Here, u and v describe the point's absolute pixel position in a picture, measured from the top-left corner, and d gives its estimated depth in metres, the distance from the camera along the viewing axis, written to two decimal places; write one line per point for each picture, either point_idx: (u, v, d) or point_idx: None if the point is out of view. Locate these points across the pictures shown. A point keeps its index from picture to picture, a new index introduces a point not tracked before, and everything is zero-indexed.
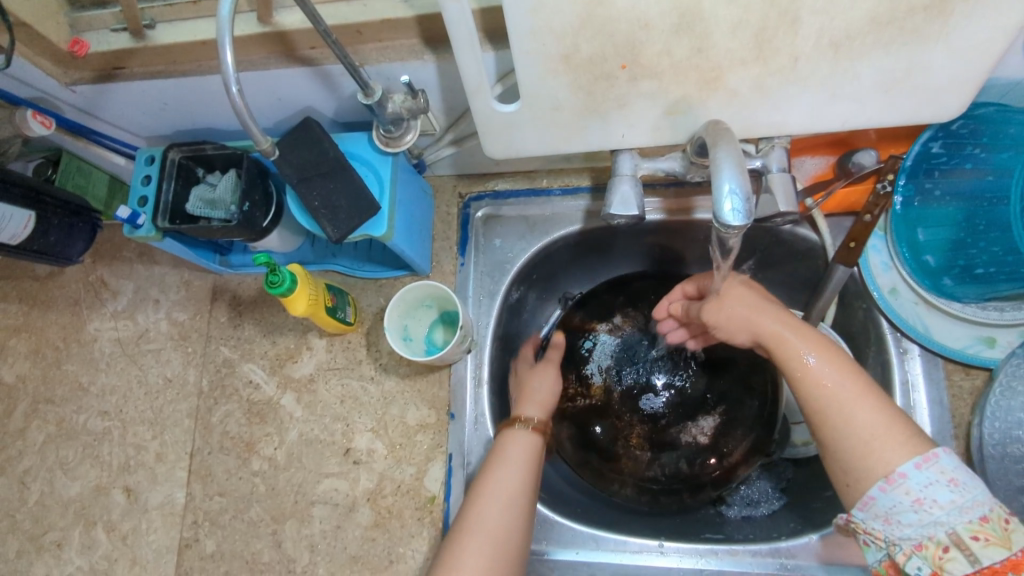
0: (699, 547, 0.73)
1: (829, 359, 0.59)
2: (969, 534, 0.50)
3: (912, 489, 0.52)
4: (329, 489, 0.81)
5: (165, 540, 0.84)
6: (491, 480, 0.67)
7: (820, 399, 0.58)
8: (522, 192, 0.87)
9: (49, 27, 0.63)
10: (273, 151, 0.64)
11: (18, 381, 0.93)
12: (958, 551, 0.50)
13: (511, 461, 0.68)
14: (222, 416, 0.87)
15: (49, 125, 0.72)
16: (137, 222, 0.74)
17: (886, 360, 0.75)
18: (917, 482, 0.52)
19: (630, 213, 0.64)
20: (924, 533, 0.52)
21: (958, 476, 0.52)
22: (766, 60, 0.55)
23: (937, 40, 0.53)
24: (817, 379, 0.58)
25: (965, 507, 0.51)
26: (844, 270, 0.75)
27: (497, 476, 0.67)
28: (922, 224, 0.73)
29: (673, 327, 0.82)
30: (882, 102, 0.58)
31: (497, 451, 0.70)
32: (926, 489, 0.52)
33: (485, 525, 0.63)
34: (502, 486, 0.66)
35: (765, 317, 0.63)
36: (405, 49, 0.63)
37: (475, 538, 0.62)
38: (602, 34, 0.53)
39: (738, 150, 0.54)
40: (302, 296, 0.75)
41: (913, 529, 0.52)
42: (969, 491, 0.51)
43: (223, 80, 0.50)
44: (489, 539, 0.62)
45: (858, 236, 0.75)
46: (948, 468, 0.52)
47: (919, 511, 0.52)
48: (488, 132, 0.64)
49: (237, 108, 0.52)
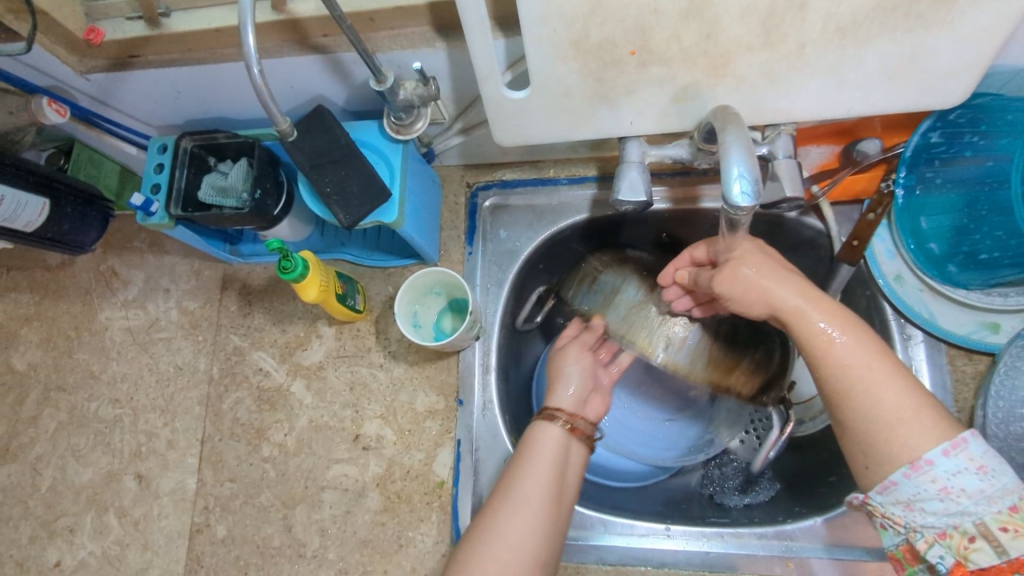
0: (705, 530, 0.74)
1: (855, 337, 0.56)
2: (998, 525, 0.50)
3: (938, 477, 0.51)
4: (339, 475, 0.82)
5: (177, 525, 0.85)
6: (512, 483, 0.64)
7: (844, 379, 0.55)
8: (529, 181, 0.88)
9: (66, 15, 0.64)
10: (291, 131, 0.66)
11: (29, 369, 0.94)
12: (983, 541, 0.51)
13: (534, 461, 0.65)
14: (233, 403, 0.88)
15: (64, 113, 0.73)
16: (150, 209, 0.75)
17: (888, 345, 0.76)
18: (945, 470, 0.51)
19: (638, 199, 0.66)
20: (949, 521, 0.52)
21: (986, 463, 0.51)
22: (773, 46, 0.56)
23: (942, 26, 0.54)
24: (841, 360, 0.56)
25: (993, 497, 0.51)
26: (848, 268, 0.77)
27: (518, 480, 0.64)
28: (924, 212, 0.74)
29: (678, 295, 0.76)
30: (887, 89, 0.59)
31: (524, 448, 0.67)
32: (954, 477, 0.51)
33: (501, 531, 0.60)
34: (522, 490, 0.63)
35: (786, 289, 0.59)
36: (417, 37, 0.64)
37: (492, 542, 0.60)
38: (612, 20, 0.54)
39: (746, 134, 0.54)
40: (313, 282, 0.76)
41: (937, 517, 0.52)
42: (997, 479, 0.51)
43: (246, 62, 0.51)
44: (507, 543, 0.59)
45: (862, 234, 0.75)
46: (978, 456, 0.51)
47: (945, 499, 0.52)
48: (498, 119, 0.65)
49: (258, 88, 0.53)
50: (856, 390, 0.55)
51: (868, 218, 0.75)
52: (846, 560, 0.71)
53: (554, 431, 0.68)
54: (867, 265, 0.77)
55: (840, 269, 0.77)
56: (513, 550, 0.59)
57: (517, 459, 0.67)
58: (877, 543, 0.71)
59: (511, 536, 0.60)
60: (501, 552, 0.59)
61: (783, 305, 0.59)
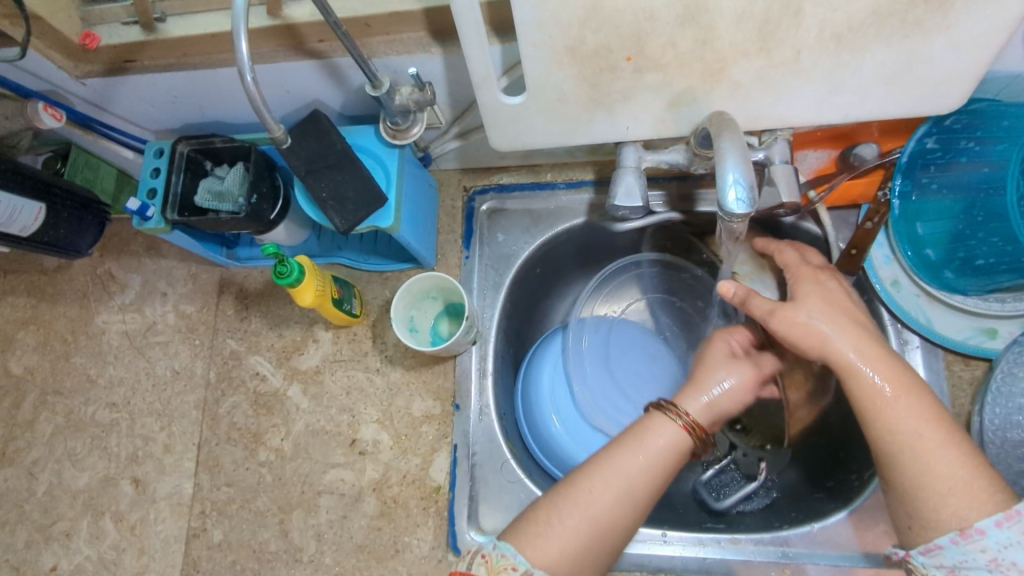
0: (701, 536, 0.74)
1: (914, 402, 0.56)
2: None
3: (987, 548, 0.50)
4: (335, 480, 0.82)
5: (173, 530, 0.84)
6: (611, 463, 0.61)
7: (893, 443, 0.55)
8: (527, 185, 0.88)
9: (61, 21, 0.64)
10: (285, 138, 0.65)
11: (26, 373, 0.94)
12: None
13: (642, 447, 0.61)
14: (230, 408, 0.87)
15: (60, 118, 0.74)
16: (146, 213, 0.75)
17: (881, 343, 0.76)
18: (996, 540, 0.50)
19: (634, 205, 0.66)
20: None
21: None
22: (769, 52, 0.56)
23: (938, 32, 0.53)
24: (893, 424, 0.55)
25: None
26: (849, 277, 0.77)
27: (617, 459, 0.61)
28: (919, 218, 0.74)
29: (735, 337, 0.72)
30: (882, 95, 0.59)
31: (638, 430, 0.63)
32: (1004, 550, 0.50)
33: (592, 508, 0.58)
34: (621, 473, 0.60)
35: (841, 338, 0.59)
36: (412, 42, 0.64)
37: (575, 516, 0.58)
38: (607, 26, 0.54)
39: (742, 140, 0.54)
40: (309, 287, 0.75)
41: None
42: None
43: (238, 69, 0.51)
44: (587, 521, 0.58)
45: (860, 243, 0.75)
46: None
47: (992, 571, 0.50)
48: (495, 124, 0.65)
49: (251, 96, 0.53)
50: (908, 458, 0.54)
51: (865, 227, 0.74)
52: (841, 565, 0.71)
53: (675, 427, 0.63)
54: (863, 271, 0.77)
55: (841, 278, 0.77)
56: (593, 528, 0.58)
57: (620, 438, 0.63)
58: (872, 548, 0.71)
59: (599, 514, 0.58)
60: (579, 530, 0.57)
61: (838, 356, 0.59)
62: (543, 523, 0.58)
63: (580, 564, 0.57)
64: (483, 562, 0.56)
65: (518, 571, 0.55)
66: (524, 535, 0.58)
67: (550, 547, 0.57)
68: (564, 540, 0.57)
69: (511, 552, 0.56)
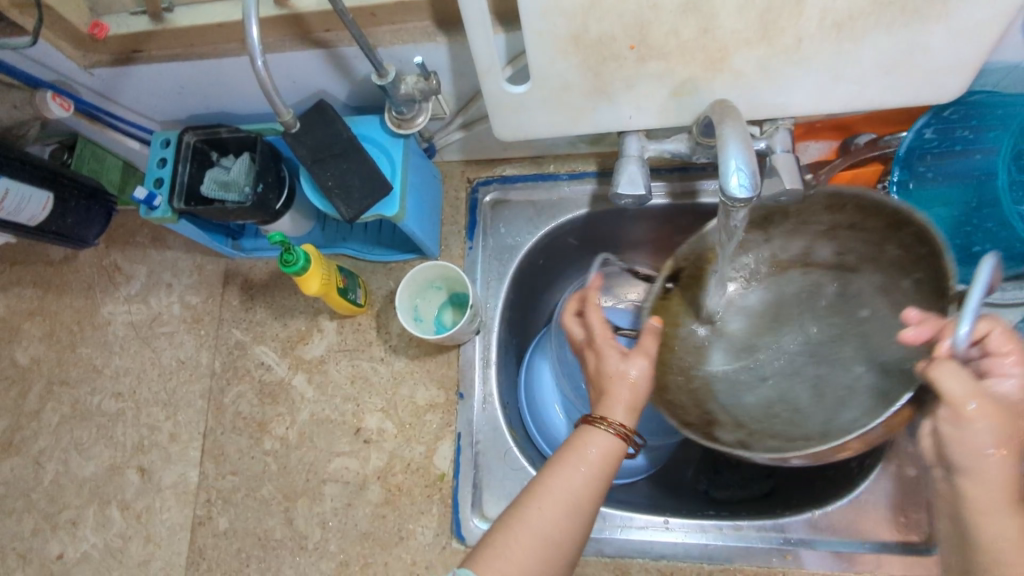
0: (703, 522, 0.75)
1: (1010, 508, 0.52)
2: None
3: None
4: (340, 468, 0.83)
5: (179, 518, 0.85)
6: (559, 479, 0.61)
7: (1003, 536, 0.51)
8: (530, 176, 0.89)
9: (70, 10, 0.65)
10: (293, 125, 0.66)
11: (32, 364, 0.95)
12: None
13: (575, 460, 0.62)
14: (235, 397, 0.88)
15: (68, 107, 0.74)
16: (153, 203, 0.76)
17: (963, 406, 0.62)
18: None
19: (637, 192, 0.66)
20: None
21: None
22: (770, 40, 0.56)
23: (938, 20, 0.54)
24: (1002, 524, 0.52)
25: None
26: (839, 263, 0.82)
27: (563, 470, 0.61)
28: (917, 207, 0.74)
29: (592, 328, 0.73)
30: (882, 84, 0.60)
31: (571, 443, 0.63)
32: None
33: (536, 526, 0.58)
34: (564, 490, 0.60)
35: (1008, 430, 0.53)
36: (418, 31, 0.65)
37: (518, 529, 0.58)
38: (610, 15, 0.55)
39: (744, 127, 0.55)
40: (315, 276, 0.76)
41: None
42: None
43: (249, 55, 0.52)
44: (541, 539, 0.58)
45: None
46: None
47: None
48: (499, 113, 0.66)
49: (262, 81, 0.54)
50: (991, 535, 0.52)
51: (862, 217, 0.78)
52: (841, 551, 0.71)
53: (605, 436, 0.63)
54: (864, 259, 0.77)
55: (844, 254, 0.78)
56: (546, 547, 0.58)
57: (559, 454, 0.63)
58: (873, 535, 0.72)
59: (546, 531, 0.58)
60: (535, 551, 0.58)
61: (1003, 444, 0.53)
62: (498, 546, 0.58)
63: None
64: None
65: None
66: (483, 560, 0.57)
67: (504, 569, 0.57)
68: (516, 560, 0.57)
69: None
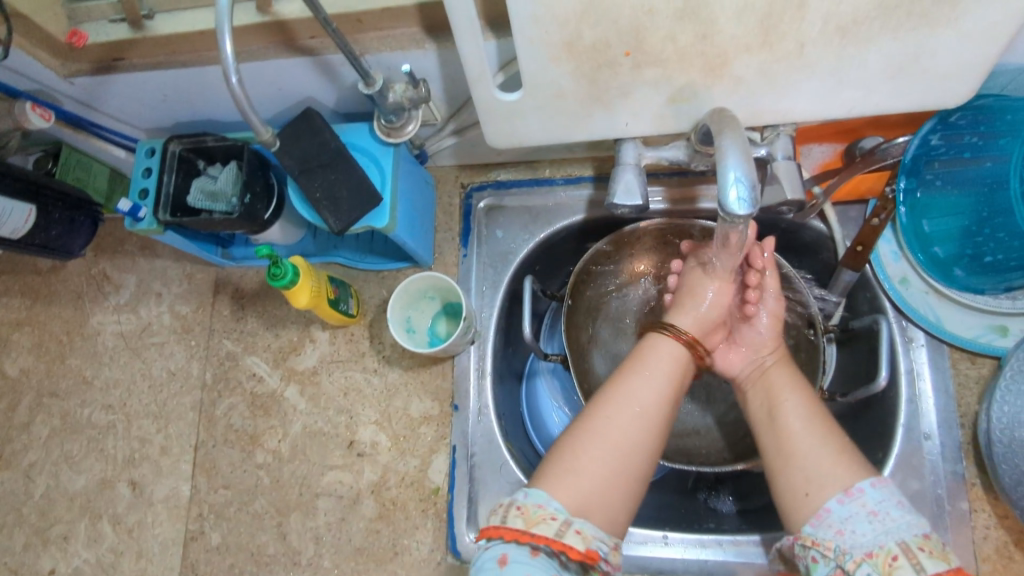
0: (703, 537, 0.73)
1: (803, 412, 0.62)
2: (915, 543, 0.51)
3: (868, 501, 0.54)
4: (333, 481, 0.81)
5: (171, 533, 0.84)
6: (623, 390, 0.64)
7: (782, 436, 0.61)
8: (524, 181, 0.87)
9: (47, 19, 0.63)
10: (272, 142, 0.65)
11: (22, 375, 0.93)
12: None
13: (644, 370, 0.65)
14: (226, 409, 0.87)
15: (49, 117, 0.72)
16: (138, 214, 0.74)
17: (892, 422, 0.72)
18: (873, 497, 0.54)
19: (634, 203, 0.64)
20: (921, 543, 0.51)
21: (879, 509, 0.53)
22: (771, 46, 0.54)
23: (946, 24, 0.52)
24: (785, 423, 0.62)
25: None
26: (851, 274, 0.74)
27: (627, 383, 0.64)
28: (926, 215, 0.72)
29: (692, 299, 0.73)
30: (888, 89, 0.58)
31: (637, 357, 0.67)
32: (847, 522, 0.54)
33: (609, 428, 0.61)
34: (633, 396, 0.63)
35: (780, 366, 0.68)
36: (406, 38, 0.62)
37: (591, 436, 0.60)
38: (604, 20, 0.53)
39: (743, 137, 0.53)
40: (304, 289, 0.74)
41: (898, 534, 0.52)
42: (890, 521, 0.53)
43: (223, 71, 0.50)
44: (616, 444, 0.60)
45: (866, 240, 0.72)
46: (898, 494, 0.55)
47: (873, 522, 0.53)
48: (490, 121, 0.64)
49: (237, 98, 0.52)
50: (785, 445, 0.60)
51: (872, 223, 0.72)
52: None
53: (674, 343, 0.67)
54: (871, 267, 0.75)
55: (842, 275, 0.74)
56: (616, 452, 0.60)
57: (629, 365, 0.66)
58: None
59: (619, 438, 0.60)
60: (608, 457, 0.59)
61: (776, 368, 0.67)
62: (574, 443, 0.60)
63: (611, 492, 0.58)
64: (519, 513, 0.55)
65: (557, 519, 0.55)
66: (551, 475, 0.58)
67: (585, 487, 0.57)
68: (591, 467, 0.58)
69: (545, 501, 0.56)
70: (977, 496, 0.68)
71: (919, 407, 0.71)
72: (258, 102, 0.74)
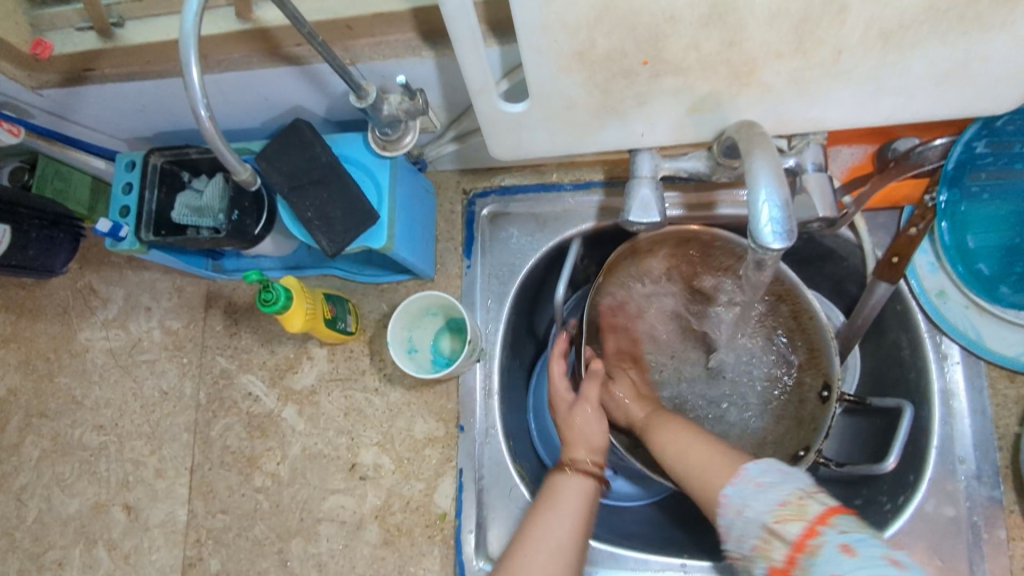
0: (723, 565, 0.70)
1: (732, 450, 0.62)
2: (775, 518, 0.50)
3: (733, 504, 0.54)
4: (335, 506, 0.78)
5: (169, 559, 0.81)
6: (539, 528, 0.61)
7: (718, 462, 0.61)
8: (531, 187, 0.82)
9: (8, 28, 0.57)
10: (254, 181, 0.58)
11: (9, 394, 0.89)
12: (824, 533, 0.47)
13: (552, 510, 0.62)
14: (222, 430, 0.83)
15: (17, 133, 0.67)
16: (119, 234, 0.69)
17: (925, 444, 0.68)
18: (739, 495, 0.54)
19: (651, 220, 0.59)
20: (778, 514, 0.50)
21: (740, 499, 0.53)
22: (805, 53, 0.49)
23: (1004, 27, 0.46)
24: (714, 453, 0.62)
25: (846, 546, 0.45)
26: (886, 287, 0.69)
27: (548, 524, 0.61)
28: (970, 230, 0.68)
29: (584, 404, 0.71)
30: (931, 96, 0.52)
31: (546, 495, 0.64)
32: (728, 529, 0.54)
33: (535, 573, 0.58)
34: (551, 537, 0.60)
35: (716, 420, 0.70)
36: (401, 45, 0.57)
37: None
38: (619, 29, 0.48)
39: (775, 156, 0.48)
40: (299, 312, 0.70)
41: (757, 518, 0.51)
42: (749, 507, 0.52)
43: (190, 104, 0.45)
44: None
45: (902, 250, 0.68)
46: (755, 474, 0.54)
47: (740, 520, 0.52)
48: (495, 133, 0.59)
49: (208, 133, 0.47)
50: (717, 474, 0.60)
51: (909, 234, 0.68)
52: None
53: (571, 477, 0.65)
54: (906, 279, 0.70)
55: (875, 288, 0.69)
56: None
57: (540, 505, 0.63)
58: None
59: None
60: None
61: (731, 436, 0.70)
62: None
63: None
64: None
65: None
66: None
67: None
68: None
69: None
70: (1014, 524, 0.64)
71: (954, 428, 0.67)
72: (243, 112, 0.68)
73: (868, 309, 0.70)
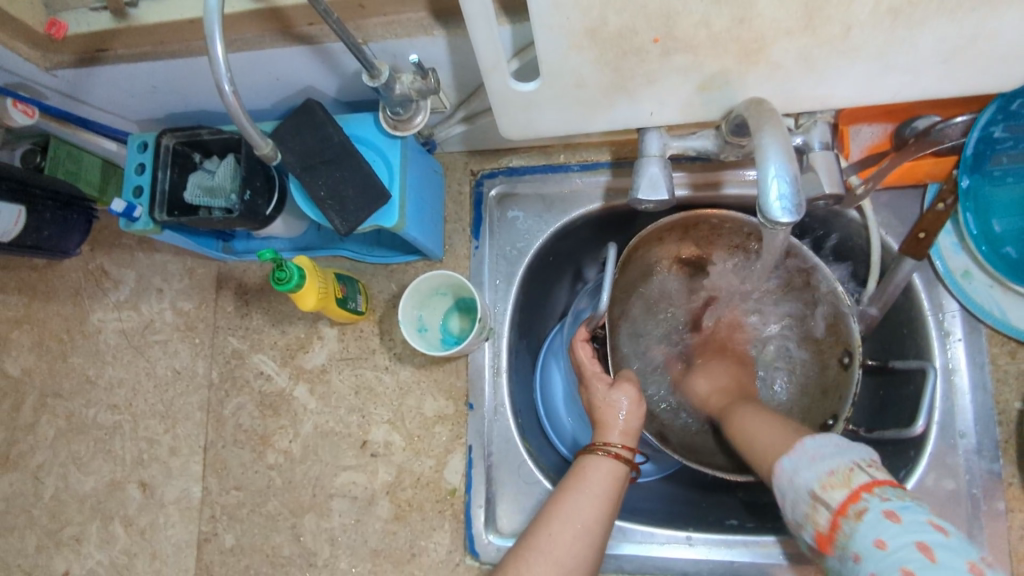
0: (729, 537, 0.71)
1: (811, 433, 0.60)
2: (821, 486, 0.47)
3: (785, 472, 0.50)
4: (347, 483, 0.80)
5: (185, 534, 0.83)
6: (564, 507, 0.61)
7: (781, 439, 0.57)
8: (537, 168, 0.82)
9: (21, 9, 0.58)
10: (274, 153, 0.60)
11: (23, 375, 0.90)
12: (868, 500, 0.44)
13: (578, 488, 0.62)
14: (235, 409, 0.84)
15: (32, 114, 0.69)
16: (133, 214, 0.70)
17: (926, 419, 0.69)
18: (793, 465, 0.50)
19: (659, 198, 0.59)
20: (823, 481, 0.47)
21: (818, 451, 0.49)
22: (814, 29, 0.49)
23: (1010, 4, 0.47)
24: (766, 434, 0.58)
25: (892, 513, 0.43)
26: (912, 262, 0.68)
27: (572, 500, 0.61)
28: (994, 215, 0.68)
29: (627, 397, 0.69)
30: (939, 74, 0.53)
31: (575, 471, 0.64)
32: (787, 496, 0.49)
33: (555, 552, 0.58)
34: (574, 514, 0.60)
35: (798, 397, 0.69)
36: (412, 24, 0.58)
37: (532, 556, 0.58)
38: (631, 7, 0.48)
39: (784, 133, 0.49)
40: (311, 291, 0.71)
41: (804, 484, 0.48)
42: (804, 475, 0.48)
43: (215, 79, 0.46)
44: (553, 564, 0.57)
45: (930, 227, 0.69)
46: (813, 445, 0.50)
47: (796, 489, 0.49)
48: (509, 112, 0.59)
49: (231, 107, 0.48)
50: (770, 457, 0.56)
51: (936, 210, 0.69)
52: None
53: (602, 459, 0.64)
54: (930, 261, 0.72)
55: (902, 263, 0.69)
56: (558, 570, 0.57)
57: (571, 479, 0.63)
58: None
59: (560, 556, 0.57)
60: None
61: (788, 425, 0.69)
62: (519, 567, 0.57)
63: None
64: None
65: None
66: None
67: None
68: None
69: None
70: (1014, 496, 0.66)
71: (955, 404, 0.68)
72: (254, 93, 0.69)
73: (893, 287, 0.70)
